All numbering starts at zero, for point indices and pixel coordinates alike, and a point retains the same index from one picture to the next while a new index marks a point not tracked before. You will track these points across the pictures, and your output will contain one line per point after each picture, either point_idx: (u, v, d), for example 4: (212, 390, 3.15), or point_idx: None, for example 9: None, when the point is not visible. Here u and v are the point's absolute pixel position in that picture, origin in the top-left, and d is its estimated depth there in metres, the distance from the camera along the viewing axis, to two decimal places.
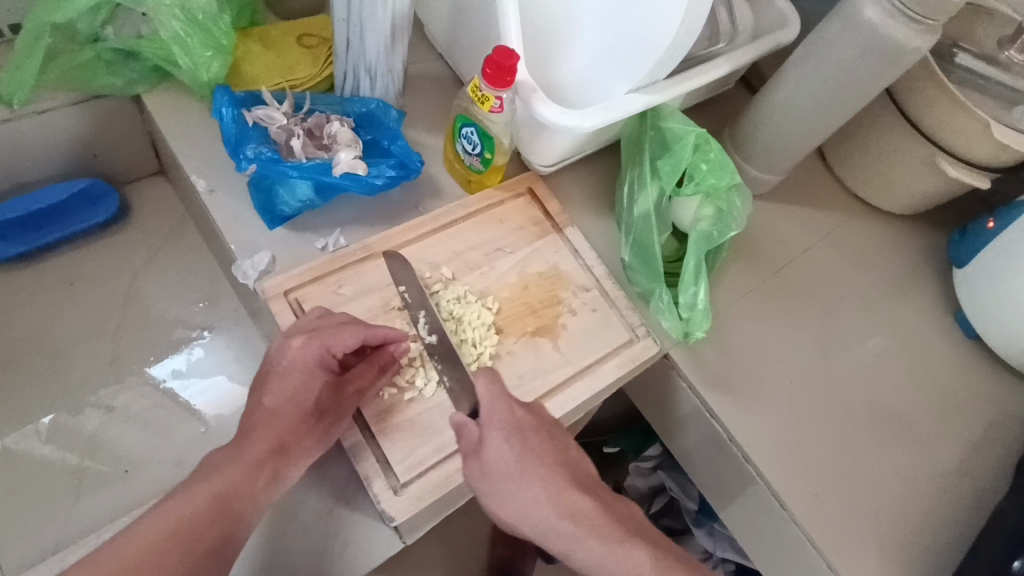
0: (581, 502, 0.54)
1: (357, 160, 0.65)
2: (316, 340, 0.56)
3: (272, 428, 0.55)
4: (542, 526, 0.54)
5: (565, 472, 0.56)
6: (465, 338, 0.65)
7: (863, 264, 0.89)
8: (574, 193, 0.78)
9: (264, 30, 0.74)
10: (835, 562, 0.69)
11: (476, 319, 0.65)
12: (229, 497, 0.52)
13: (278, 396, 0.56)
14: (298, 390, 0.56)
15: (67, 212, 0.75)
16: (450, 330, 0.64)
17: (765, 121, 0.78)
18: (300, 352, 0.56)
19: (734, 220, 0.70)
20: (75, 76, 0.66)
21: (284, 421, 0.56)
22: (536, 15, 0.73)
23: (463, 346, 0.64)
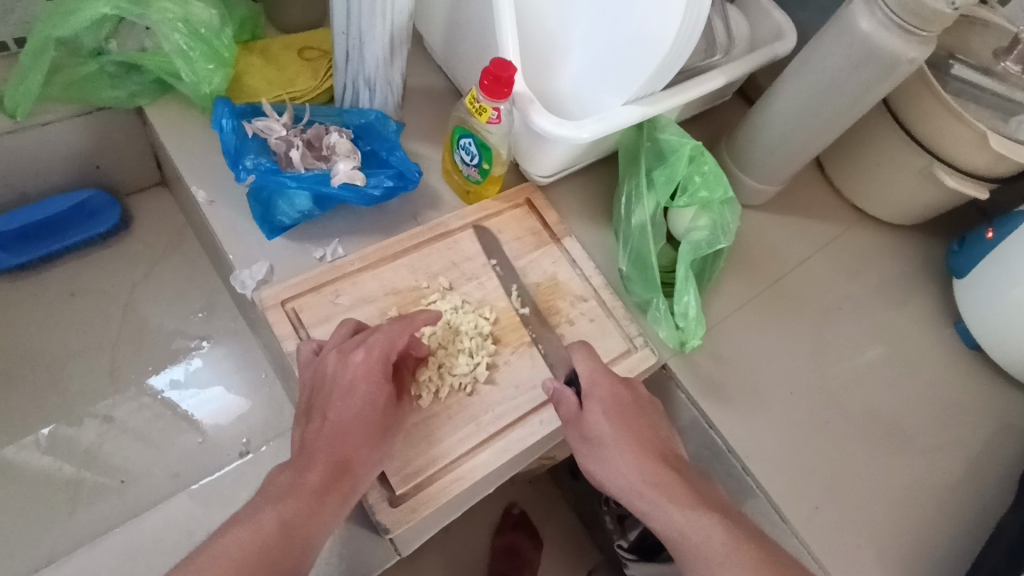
0: (660, 471, 0.55)
1: (355, 171, 0.65)
2: (372, 349, 0.55)
3: (331, 450, 0.52)
4: (626, 487, 0.55)
5: (652, 444, 0.58)
6: (462, 347, 0.64)
7: (861, 274, 0.89)
8: (571, 203, 0.78)
9: (265, 44, 0.75)
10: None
11: (473, 328, 0.65)
12: (295, 523, 0.48)
13: (342, 415, 0.53)
14: (361, 408, 0.54)
15: (68, 224, 0.75)
16: (446, 340, 0.64)
17: (760, 131, 0.78)
18: (361, 367, 0.55)
19: (727, 231, 0.71)
20: (78, 89, 0.67)
21: (349, 442, 0.53)
22: (532, 28, 0.73)
23: (460, 356, 0.63)
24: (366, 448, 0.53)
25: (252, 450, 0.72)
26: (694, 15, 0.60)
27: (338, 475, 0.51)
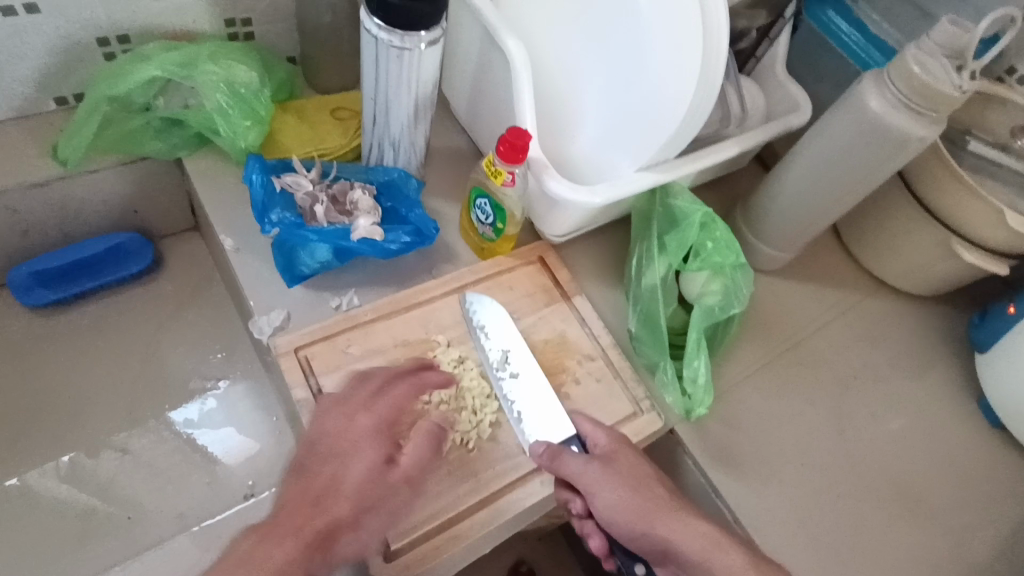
0: (707, 529, 0.55)
1: (374, 226, 0.68)
2: (372, 410, 0.59)
3: (318, 515, 0.53)
4: (674, 556, 0.55)
5: (686, 506, 0.57)
6: (464, 405, 0.64)
7: (879, 344, 0.87)
8: (583, 263, 0.80)
9: (300, 103, 0.80)
10: None
11: (474, 386, 0.66)
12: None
13: (329, 476, 0.56)
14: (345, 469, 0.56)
15: (104, 263, 0.80)
16: (449, 395, 0.65)
17: (774, 200, 0.79)
18: (359, 425, 0.58)
19: (739, 298, 0.71)
20: (125, 141, 0.72)
21: (336, 509, 0.54)
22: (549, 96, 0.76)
23: (462, 414, 0.64)
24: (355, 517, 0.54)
25: (256, 493, 0.74)
26: (708, 87, 0.62)
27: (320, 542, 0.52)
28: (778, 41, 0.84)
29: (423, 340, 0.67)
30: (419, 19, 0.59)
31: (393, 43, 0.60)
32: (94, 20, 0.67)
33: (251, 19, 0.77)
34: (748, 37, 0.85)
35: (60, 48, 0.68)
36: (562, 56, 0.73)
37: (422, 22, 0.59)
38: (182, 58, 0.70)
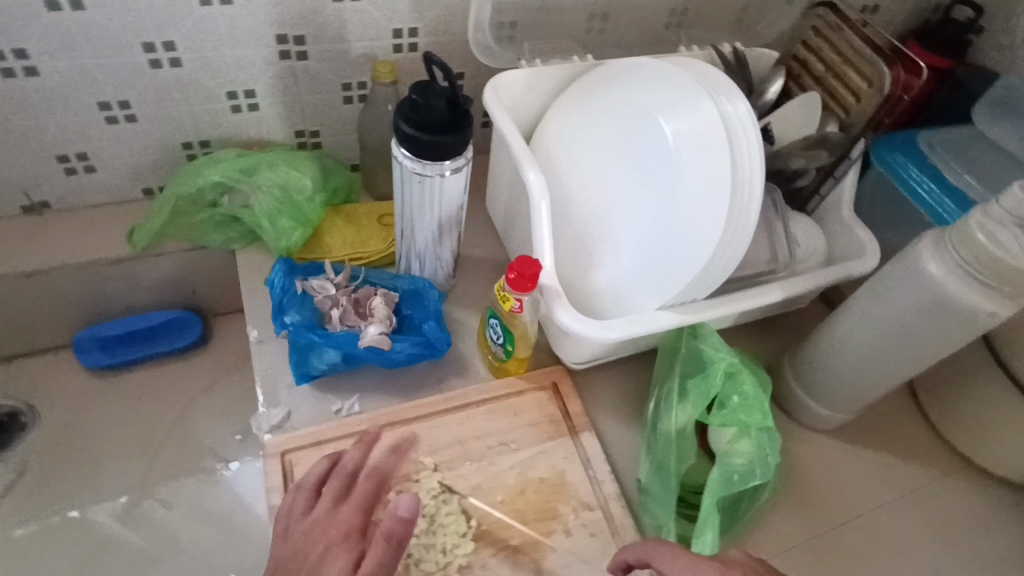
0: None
1: (382, 335, 0.69)
2: (300, 493, 0.57)
3: None
4: None
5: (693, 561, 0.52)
6: (435, 542, 0.61)
7: (957, 536, 0.73)
8: (601, 396, 0.75)
9: (352, 207, 0.85)
10: None
11: (451, 524, 0.62)
12: None
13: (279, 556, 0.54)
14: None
15: (158, 336, 0.87)
16: (420, 528, 0.61)
17: (821, 356, 0.71)
18: (301, 503, 0.57)
19: (766, 469, 0.64)
20: (191, 230, 0.81)
21: None
22: (564, 224, 0.74)
23: (431, 550, 0.61)
24: None
25: None
26: (743, 226, 0.62)
27: None
28: (844, 181, 0.79)
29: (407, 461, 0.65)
30: (442, 152, 0.61)
31: (417, 171, 0.63)
32: (182, 128, 0.77)
33: (319, 131, 0.84)
34: (810, 175, 0.80)
35: (151, 150, 0.78)
36: (584, 179, 0.71)
37: (445, 155, 0.62)
38: (246, 164, 0.78)
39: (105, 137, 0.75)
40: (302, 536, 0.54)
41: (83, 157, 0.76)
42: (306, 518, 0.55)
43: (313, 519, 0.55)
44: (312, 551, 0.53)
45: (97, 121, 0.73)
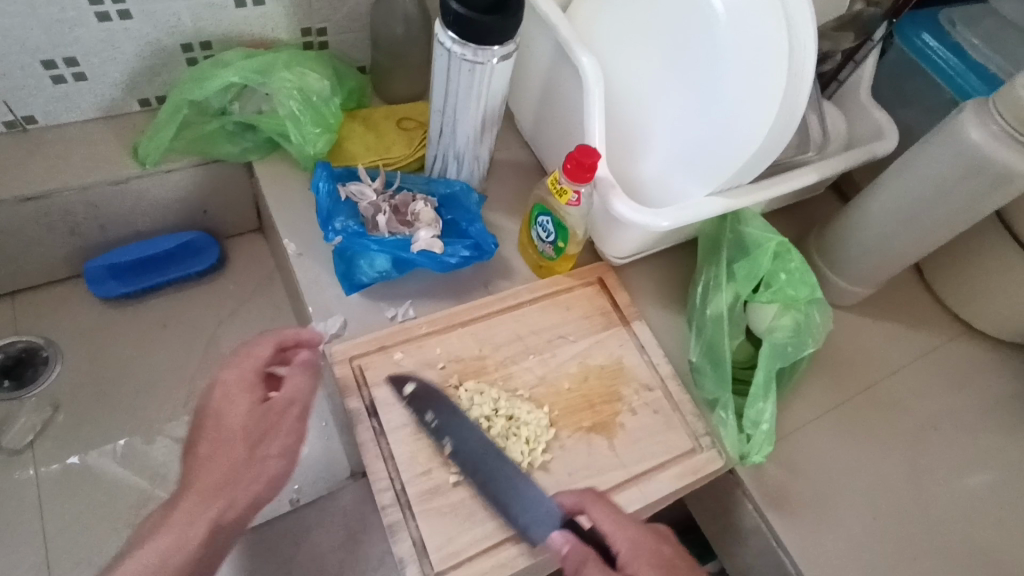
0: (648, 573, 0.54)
1: (435, 239, 0.68)
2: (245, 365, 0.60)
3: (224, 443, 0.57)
4: None
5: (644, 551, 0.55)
6: (519, 434, 0.63)
7: (964, 390, 0.78)
8: (644, 288, 0.77)
9: (368, 112, 0.80)
10: None
11: (530, 417, 0.63)
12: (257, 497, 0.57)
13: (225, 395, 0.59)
14: (225, 438, 0.57)
15: (173, 260, 0.84)
16: (503, 425, 0.63)
17: (854, 234, 0.74)
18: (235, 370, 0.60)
19: (813, 337, 0.67)
20: (203, 141, 0.75)
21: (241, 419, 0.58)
22: (612, 117, 0.74)
23: (516, 442, 0.62)
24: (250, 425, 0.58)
25: (302, 497, 0.74)
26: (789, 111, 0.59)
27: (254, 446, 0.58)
28: (863, 66, 0.79)
29: (467, 359, 0.66)
30: (492, 35, 0.58)
31: (467, 57, 0.60)
32: (180, 27, 0.70)
33: (325, 29, 0.77)
34: (832, 60, 0.81)
35: (148, 53, 0.71)
36: (630, 68, 0.70)
37: (495, 39, 0.58)
38: (261, 64, 0.72)
39: (94, 38, 0.67)
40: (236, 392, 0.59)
41: (71, 63, 0.68)
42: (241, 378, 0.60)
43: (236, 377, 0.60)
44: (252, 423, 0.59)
45: (86, 19, 0.65)
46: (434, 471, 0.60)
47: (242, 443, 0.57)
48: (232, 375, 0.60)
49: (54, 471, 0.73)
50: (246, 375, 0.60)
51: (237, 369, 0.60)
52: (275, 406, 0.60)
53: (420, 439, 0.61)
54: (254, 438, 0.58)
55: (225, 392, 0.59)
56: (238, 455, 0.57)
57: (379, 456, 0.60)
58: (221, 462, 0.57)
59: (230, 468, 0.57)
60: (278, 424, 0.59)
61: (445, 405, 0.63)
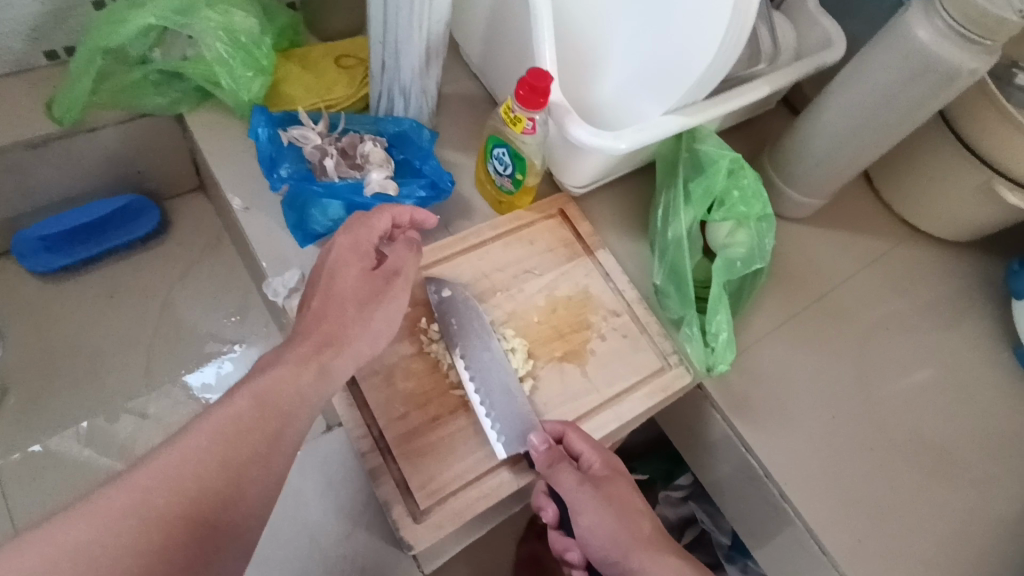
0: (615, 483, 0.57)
1: (387, 180, 0.65)
2: (356, 232, 0.55)
3: (335, 314, 0.52)
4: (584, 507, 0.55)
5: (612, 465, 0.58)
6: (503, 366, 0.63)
7: (912, 289, 0.81)
8: (605, 216, 0.76)
9: (305, 51, 0.75)
10: None
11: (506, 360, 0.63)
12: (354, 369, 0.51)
13: (337, 262, 0.54)
14: (335, 302, 0.52)
15: (110, 227, 0.79)
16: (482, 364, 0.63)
17: (805, 144, 0.74)
18: (347, 238, 0.55)
19: (763, 252, 0.68)
20: (126, 94, 0.70)
21: (350, 287, 0.53)
22: (570, 40, 0.71)
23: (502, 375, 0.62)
24: (360, 293, 0.53)
25: None
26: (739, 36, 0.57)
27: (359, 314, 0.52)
28: None
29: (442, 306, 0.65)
30: None
31: None
32: None
33: None
34: None
35: None
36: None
37: None
38: (180, 2, 0.65)
39: None
40: (345, 259, 0.54)
41: None
42: (350, 245, 0.55)
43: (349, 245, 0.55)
44: (348, 299, 0.53)
45: None
46: (411, 414, 0.60)
47: (352, 312, 0.52)
48: (343, 240, 0.55)
49: (18, 456, 0.70)
50: (359, 241, 0.55)
51: (351, 233, 0.55)
52: (382, 275, 0.55)
53: (395, 384, 0.61)
54: (368, 306, 0.53)
55: (336, 252, 0.54)
56: (346, 314, 0.52)
57: (354, 404, 0.60)
58: (313, 349, 0.49)
59: (341, 327, 0.51)
60: (392, 293, 0.55)
61: (417, 347, 0.63)
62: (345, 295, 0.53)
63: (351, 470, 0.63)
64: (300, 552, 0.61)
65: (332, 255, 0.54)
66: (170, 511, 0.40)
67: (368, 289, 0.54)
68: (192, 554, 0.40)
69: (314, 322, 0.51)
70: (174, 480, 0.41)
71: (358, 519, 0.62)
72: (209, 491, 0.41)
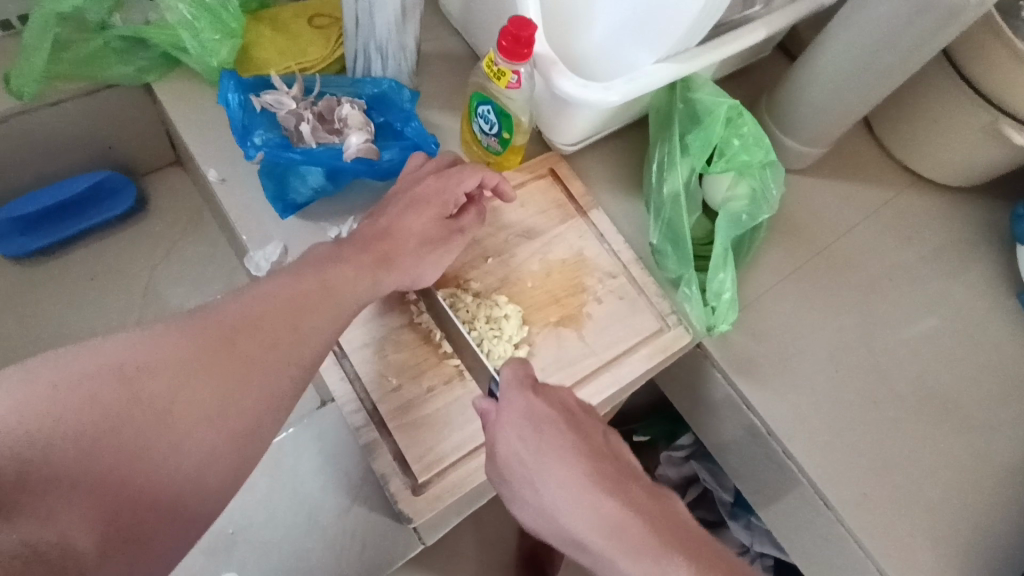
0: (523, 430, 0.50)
1: (368, 144, 0.63)
2: (453, 179, 0.60)
3: (394, 244, 0.56)
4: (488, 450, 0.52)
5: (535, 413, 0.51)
6: (500, 335, 0.61)
7: (916, 237, 0.79)
8: (598, 175, 0.74)
9: (275, 12, 0.71)
10: (869, 546, 0.63)
11: (503, 328, 0.61)
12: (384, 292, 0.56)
13: (420, 200, 0.59)
14: (397, 234, 0.57)
15: (85, 206, 0.77)
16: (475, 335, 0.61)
17: (804, 91, 0.71)
18: (436, 183, 0.59)
19: (768, 201, 0.66)
20: (87, 65, 0.66)
21: (417, 228, 0.58)
22: None
23: (496, 344, 0.60)
24: (416, 241, 0.58)
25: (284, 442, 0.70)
26: None
27: (416, 248, 0.58)
28: None
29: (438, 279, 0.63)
30: None
31: None
32: None
33: None
34: None
35: None
36: None
37: None
38: None
39: None
40: (431, 193, 0.59)
41: None
42: (434, 183, 0.59)
43: (438, 181, 0.60)
44: (407, 232, 0.57)
45: None
46: (404, 385, 0.59)
47: (416, 246, 0.58)
48: (431, 184, 0.60)
49: None
50: (443, 191, 0.59)
51: (441, 181, 0.59)
52: (449, 227, 0.60)
53: (386, 355, 0.59)
54: (430, 248, 0.58)
55: (420, 193, 0.59)
56: (404, 243, 0.57)
57: (346, 378, 0.58)
58: (297, 285, 0.50)
59: (400, 252, 0.56)
60: (453, 245, 0.60)
61: (407, 318, 0.61)
62: (405, 214, 0.58)
63: (346, 444, 0.62)
64: (298, 528, 0.60)
65: (416, 189, 0.59)
66: (127, 396, 0.42)
67: (433, 237, 0.59)
68: (118, 460, 0.41)
69: (380, 236, 0.57)
70: (139, 369, 0.43)
71: (357, 493, 0.61)
72: (164, 393, 0.43)
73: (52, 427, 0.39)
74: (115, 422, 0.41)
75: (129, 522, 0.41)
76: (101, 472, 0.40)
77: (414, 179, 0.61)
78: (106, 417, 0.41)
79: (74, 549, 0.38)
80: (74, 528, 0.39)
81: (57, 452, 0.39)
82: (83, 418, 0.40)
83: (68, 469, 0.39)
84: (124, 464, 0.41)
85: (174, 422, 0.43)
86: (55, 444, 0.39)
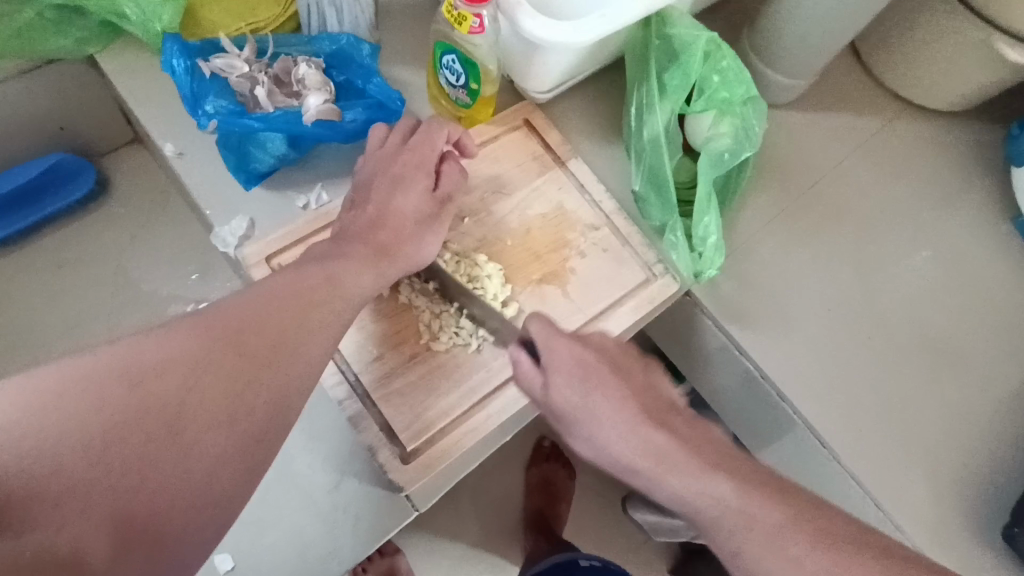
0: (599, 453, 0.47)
1: (327, 106, 0.60)
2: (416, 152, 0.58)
3: (361, 224, 0.54)
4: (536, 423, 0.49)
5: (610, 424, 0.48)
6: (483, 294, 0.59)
7: (907, 168, 0.76)
8: (575, 123, 0.70)
9: None
10: (865, 481, 0.63)
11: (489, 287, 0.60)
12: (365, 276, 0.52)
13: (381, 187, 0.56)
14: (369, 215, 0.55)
15: (45, 192, 0.74)
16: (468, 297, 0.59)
17: (786, 19, 0.67)
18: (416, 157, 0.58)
19: (751, 139, 0.63)
20: (20, 40, 0.61)
21: (394, 204, 0.56)
22: None
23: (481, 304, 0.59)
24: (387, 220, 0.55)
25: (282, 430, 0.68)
26: None
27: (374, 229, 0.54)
28: None
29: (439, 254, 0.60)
30: None
31: None
32: None
33: None
34: None
35: None
36: None
37: None
38: None
39: None
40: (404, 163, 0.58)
41: None
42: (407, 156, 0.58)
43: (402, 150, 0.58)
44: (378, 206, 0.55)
45: None
46: (387, 354, 0.57)
47: (409, 225, 0.55)
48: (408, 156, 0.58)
49: None
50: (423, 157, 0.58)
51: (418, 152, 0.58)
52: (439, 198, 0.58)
53: (367, 326, 0.58)
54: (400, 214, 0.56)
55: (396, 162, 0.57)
56: (366, 219, 0.55)
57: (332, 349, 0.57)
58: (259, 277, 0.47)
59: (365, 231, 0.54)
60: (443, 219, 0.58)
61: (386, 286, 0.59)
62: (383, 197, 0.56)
63: (334, 419, 0.59)
64: (297, 504, 0.60)
65: (380, 169, 0.57)
66: (133, 398, 0.37)
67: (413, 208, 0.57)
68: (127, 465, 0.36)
69: (357, 219, 0.54)
70: (143, 369, 0.38)
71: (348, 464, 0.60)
72: (174, 393, 0.39)
73: (55, 432, 0.35)
74: (128, 422, 0.37)
75: (142, 531, 0.36)
76: (112, 481, 0.36)
77: (384, 159, 0.58)
78: (110, 418, 0.36)
79: (84, 557, 0.34)
80: (84, 536, 0.34)
81: (61, 459, 0.35)
82: (77, 422, 0.35)
83: (76, 480, 0.35)
84: (134, 468, 0.36)
85: (188, 428, 0.39)
86: (49, 447, 0.34)
